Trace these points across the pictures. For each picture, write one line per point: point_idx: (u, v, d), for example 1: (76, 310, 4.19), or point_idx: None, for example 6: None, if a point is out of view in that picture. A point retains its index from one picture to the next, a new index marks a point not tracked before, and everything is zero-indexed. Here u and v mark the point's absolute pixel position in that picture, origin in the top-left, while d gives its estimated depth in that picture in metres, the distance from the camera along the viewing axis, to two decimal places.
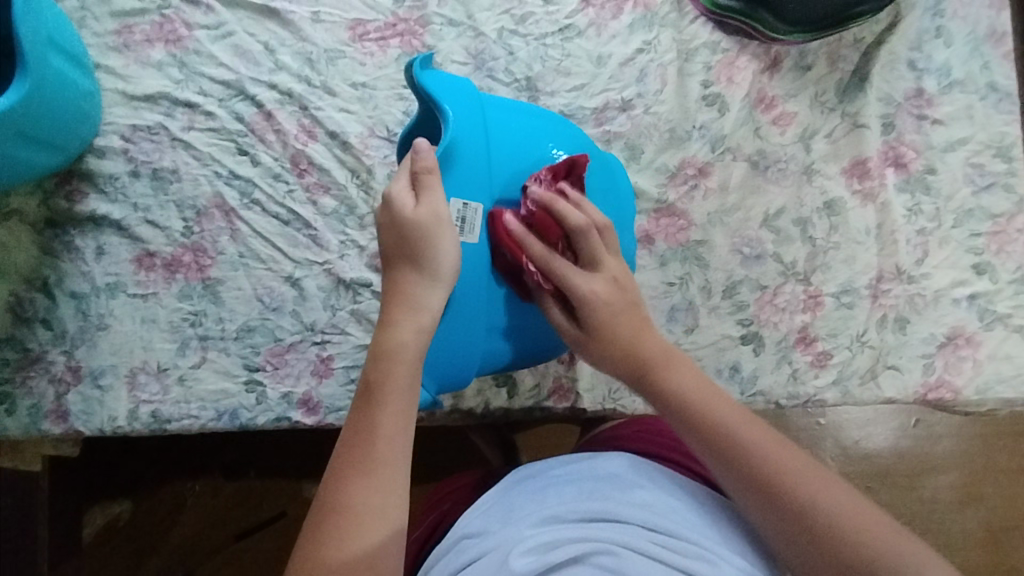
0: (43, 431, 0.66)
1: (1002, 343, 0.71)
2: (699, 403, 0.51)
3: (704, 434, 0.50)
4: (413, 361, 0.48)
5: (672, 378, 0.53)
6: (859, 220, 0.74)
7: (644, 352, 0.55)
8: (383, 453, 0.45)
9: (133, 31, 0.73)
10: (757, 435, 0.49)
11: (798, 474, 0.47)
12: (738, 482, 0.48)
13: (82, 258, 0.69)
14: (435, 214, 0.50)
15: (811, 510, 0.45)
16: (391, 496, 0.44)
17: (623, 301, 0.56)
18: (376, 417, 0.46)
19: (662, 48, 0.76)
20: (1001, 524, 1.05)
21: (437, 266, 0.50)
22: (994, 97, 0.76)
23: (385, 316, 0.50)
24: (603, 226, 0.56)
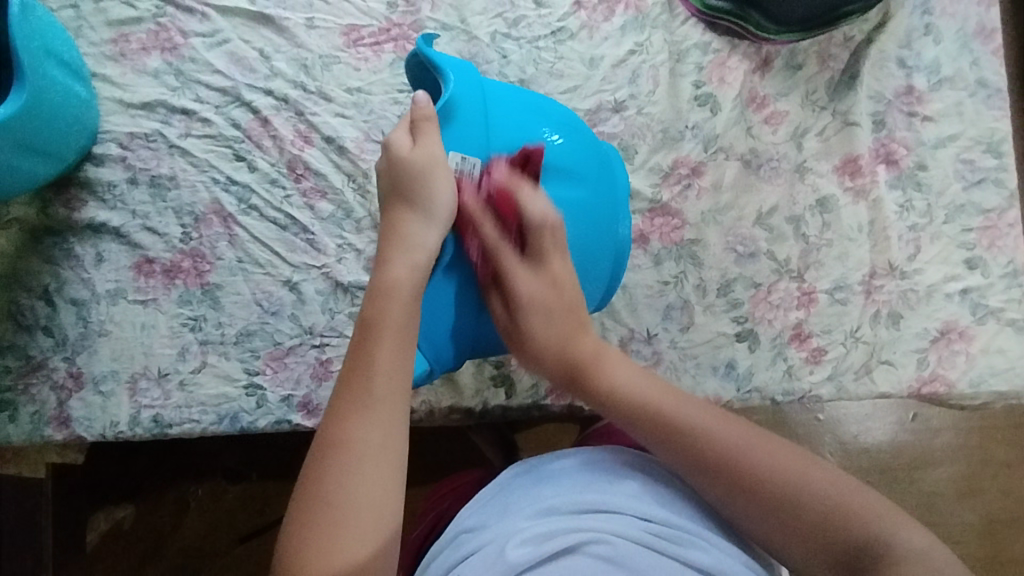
0: (46, 438, 0.67)
1: (994, 336, 0.72)
2: (680, 416, 0.51)
3: (686, 445, 0.50)
4: (408, 298, 0.48)
5: (605, 373, 0.55)
6: (852, 217, 0.74)
7: (576, 346, 0.55)
8: (381, 390, 0.45)
9: (129, 40, 0.73)
10: (691, 412, 0.52)
11: (735, 442, 0.50)
12: (682, 463, 0.51)
13: (81, 266, 0.70)
14: (430, 152, 0.50)
15: (751, 475, 0.48)
16: (389, 432, 0.45)
17: (561, 298, 0.55)
18: (372, 352, 0.46)
19: (654, 49, 0.76)
20: (1000, 516, 1.06)
21: (432, 202, 0.50)
22: (983, 93, 0.77)
23: (383, 255, 0.50)
24: (539, 227, 0.53)
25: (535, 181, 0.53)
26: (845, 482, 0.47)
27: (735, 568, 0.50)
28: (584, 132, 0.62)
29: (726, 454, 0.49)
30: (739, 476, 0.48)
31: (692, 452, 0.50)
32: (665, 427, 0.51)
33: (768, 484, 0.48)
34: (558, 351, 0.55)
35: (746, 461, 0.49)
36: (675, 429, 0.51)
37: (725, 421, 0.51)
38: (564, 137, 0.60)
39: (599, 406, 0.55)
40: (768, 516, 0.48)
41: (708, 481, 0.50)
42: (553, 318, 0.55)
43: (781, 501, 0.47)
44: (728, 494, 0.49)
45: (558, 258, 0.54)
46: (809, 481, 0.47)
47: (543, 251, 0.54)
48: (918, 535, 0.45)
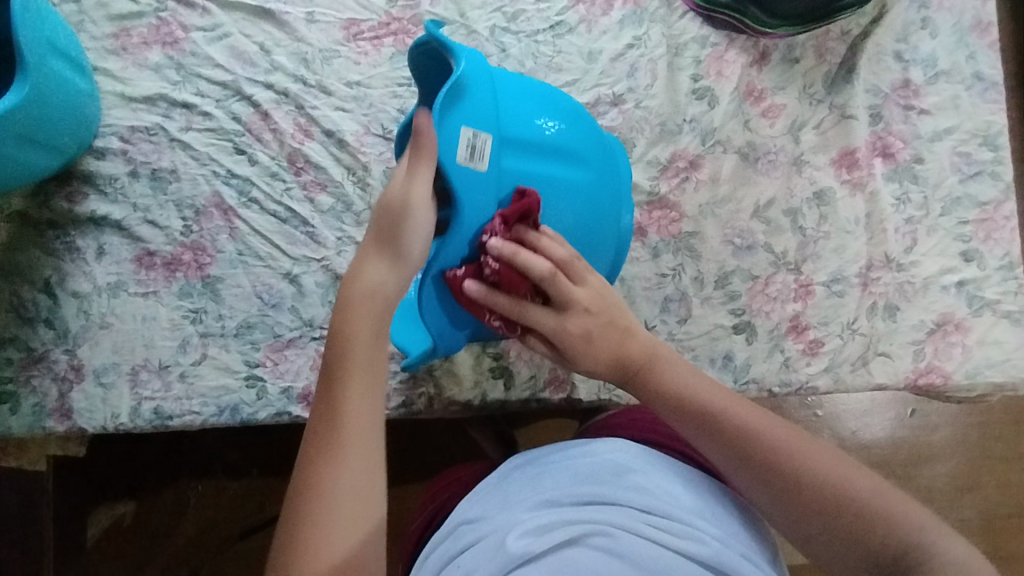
0: (47, 429, 0.67)
1: (990, 328, 0.72)
2: (730, 414, 0.53)
3: (732, 440, 0.52)
4: (372, 336, 0.49)
5: (659, 372, 0.56)
6: (849, 209, 0.75)
7: (628, 349, 0.57)
8: (349, 434, 0.46)
9: (130, 34, 0.74)
10: (744, 411, 0.53)
11: (788, 442, 0.51)
12: (731, 457, 0.52)
13: (83, 258, 0.70)
14: (407, 196, 0.47)
15: (800, 472, 0.50)
16: (362, 471, 0.46)
17: (600, 322, 0.56)
18: (339, 398, 0.47)
19: (652, 43, 0.77)
20: (998, 510, 1.06)
21: (404, 250, 0.49)
22: (979, 86, 0.77)
23: (342, 299, 0.50)
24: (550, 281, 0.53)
25: (535, 227, 0.54)
26: (887, 490, 0.48)
27: (735, 559, 0.50)
28: (587, 117, 0.63)
29: (770, 452, 0.51)
30: (786, 473, 0.50)
31: (738, 447, 0.52)
32: (714, 421, 0.53)
33: (817, 483, 0.49)
34: (608, 354, 0.57)
35: (798, 461, 0.50)
36: (725, 425, 0.53)
37: (780, 424, 0.53)
38: (567, 123, 0.60)
39: (648, 403, 0.57)
40: (804, 515, 0.49)
41: (754, 476, 0.51)
42: (598, 332, 0.56)
43: (819, 501, 0.49)
44: (767, 489, 0.50)
45: (579, 290, 0.55)
46: (855, 485, 0.49)
47: (568, 294, 0.54)
48: (959, 546, 0.45)
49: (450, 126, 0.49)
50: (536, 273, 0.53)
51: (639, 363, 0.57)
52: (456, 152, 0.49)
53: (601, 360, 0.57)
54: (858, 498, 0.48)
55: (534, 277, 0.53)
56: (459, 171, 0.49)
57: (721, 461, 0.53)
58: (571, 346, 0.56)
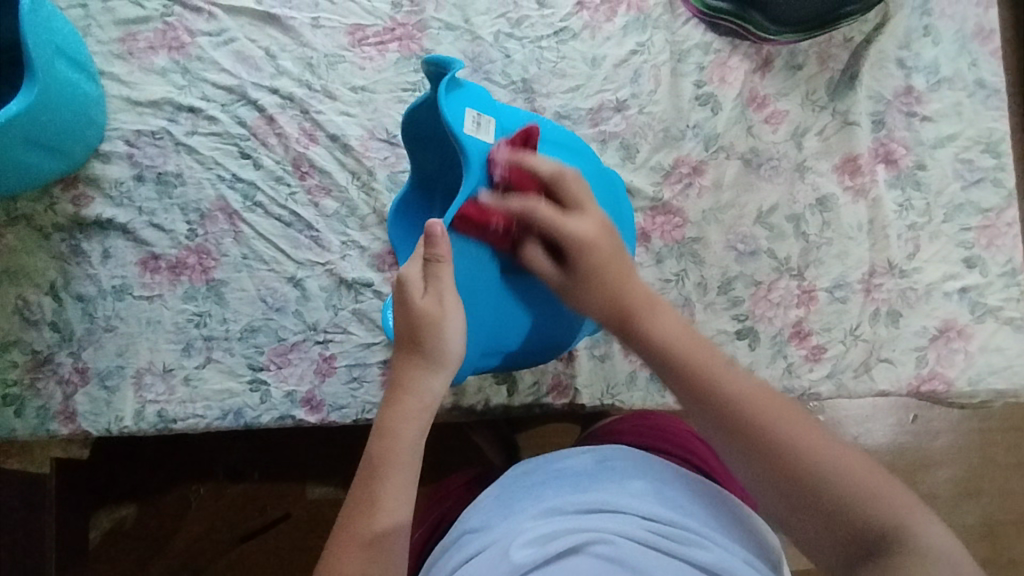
0: (51, 432, 0.67)
1: (993, 335, 0.72)
2: (724, 380, 0.50)
3: (720, 407, 0.50)
4: (413, 437, 0.52)
5: (654, 323, 0.54)
6: (852, 216, 0.75)
7: (625, 293, 0.55)
8: (384, 524, 0.49)
9: (136, 39, 0.74)
10: (735, 379, 0.50)
11: (776, 416, 0.48)
12: (715, 423, 0.50)
13: (88, 262, 0.70)
14: (440, 302, 0.53)
15: (784, 450, 0.47)
16: (391, 562, 0.49)
17: (610, 240, 0.55)
18: (378, 489, 0.50)
19: (656, 49, 0.77)
20: (998, 517, 1.06)
21: (442, 354, 0.53)
22: (982, 93, 0.78)
23: (390, 398, 0.54)
24: (558, 173, 0.56)
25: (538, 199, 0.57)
26: (877, 476, 0.47)
27: (738, 566, 0.50)
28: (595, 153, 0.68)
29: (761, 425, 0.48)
30: (771, 450, 0.48)
31: (727, 417, 0.49)
32: (705, 386, 0.51)
33: (798, 465, 0.47)
34: (604, 294, 0.55)
35: (784, 438, 0.48)
36: (714, 391, 0.50)
37: (771, 394, 0.50)
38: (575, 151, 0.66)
39: (641, 356, 0.55)
40: (785, 493, 0.48)
41: (740, 449, 0.49)
42: (602, 261, 0.55)
43: (804, 480, 0.47)
44: (752, 464, 0.49)
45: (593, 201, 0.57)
46: (841, 469, 0.46)
47: (583, 200, 0.56)
48: (939, 535, 0.44)
49: (455, 110, 0.56)
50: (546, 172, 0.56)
51: (632, 314, 0.55)
52: (461, 124, 0.55)
53: (596, 298, 0.55)
54: (842, 484, 0.46)
55: (546, 175, 0.56)
56: (465, 142, 0.55)
57: (708, 427, 0.51)
58: (580, 262, 0.55)
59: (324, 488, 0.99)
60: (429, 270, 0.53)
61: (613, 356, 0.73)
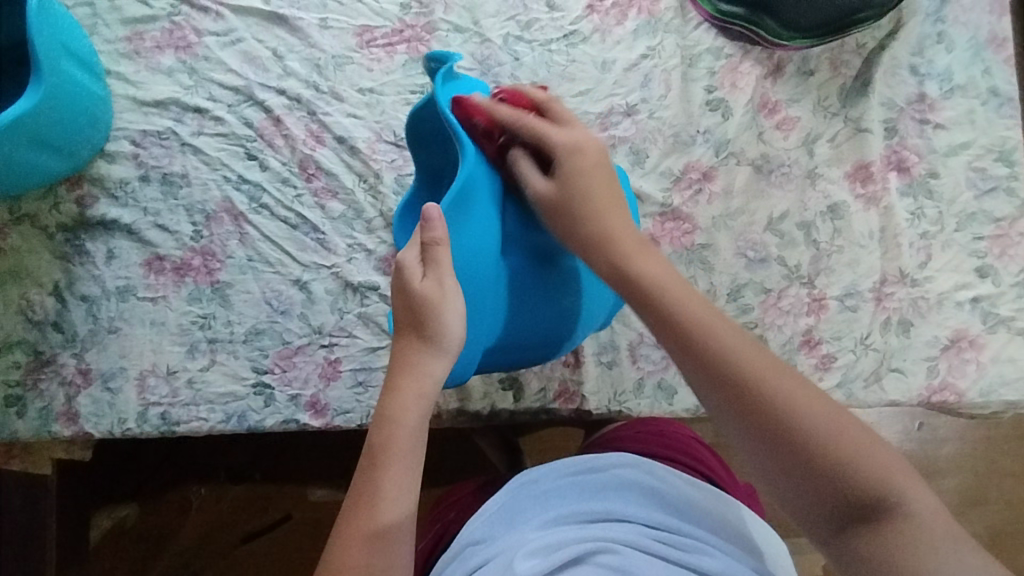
0: (54, 433, 0.67)
1: (1005, 345, 0.71)
2: (709, 327, 0.48)
3: (706, 357, 0.47)
4: (414, 425, 0.50)
5: (642, 263, 0.52)
6: (863, 223, 0.74)
7: (611, 230, 0.53)
8: (385, 516, 0.48)
9: (143, 38, 0.74)
10: (724, 329, 0.48)
11: (766, 375, 0.46)
12: (703, 380, 0.47)
13: (92, 262, 0.70)
14: (441, 287, 0.51)
15: (775, 412, 0.45)
16: (394, 554, 0.48)
17: (596, 157, 0.55)
18: (379, 480, 0.49)
19: (667, 54, 0.76)
20: (1004, 526, 1.05)
21: (443, 337, 0.51)
22: (995, 101, 0.77)
23: (391, 383, 0.52)
24: (550, 100, 0.58)
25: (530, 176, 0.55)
26: (864, 437, 0.44)
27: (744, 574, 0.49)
28: None
29: (749, 379, 0.46)
30: (762, 411, 0.45)
31: (713, 365, 0.47)
32: (691, 334, 0.48)
33: (788, 426, 0.44)
34: (587, 234, 0.53)
35: (777, 400, 0.45)
36: (703, 345, 0.47)
37: (758, 348, 0.47)
38: None
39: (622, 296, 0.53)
40: (766, 453, 0.45)
41: (730, 409, 0.46)
42: (587, 180, 0.54)
43: (789, 440, 0.44)
44: (735, 419, 0.46)
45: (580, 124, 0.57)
46: (832, 430, 0.44)
47: (569, 118, 0.57)
48: (928, 503, 0.43)
49: (452, 103, 0.55)
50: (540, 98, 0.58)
51: (615, 258, 0.53)
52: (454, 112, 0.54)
53: (579, 238, 0.54)
54: (835, 447, 0.44)
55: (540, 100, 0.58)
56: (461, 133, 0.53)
57: (695, 383, 0.48)
58: (564, 182, 0.54)
59: (325, 490, 0.99)
60: (426, 254, 0.51)
61: (621, 363, 0.72)
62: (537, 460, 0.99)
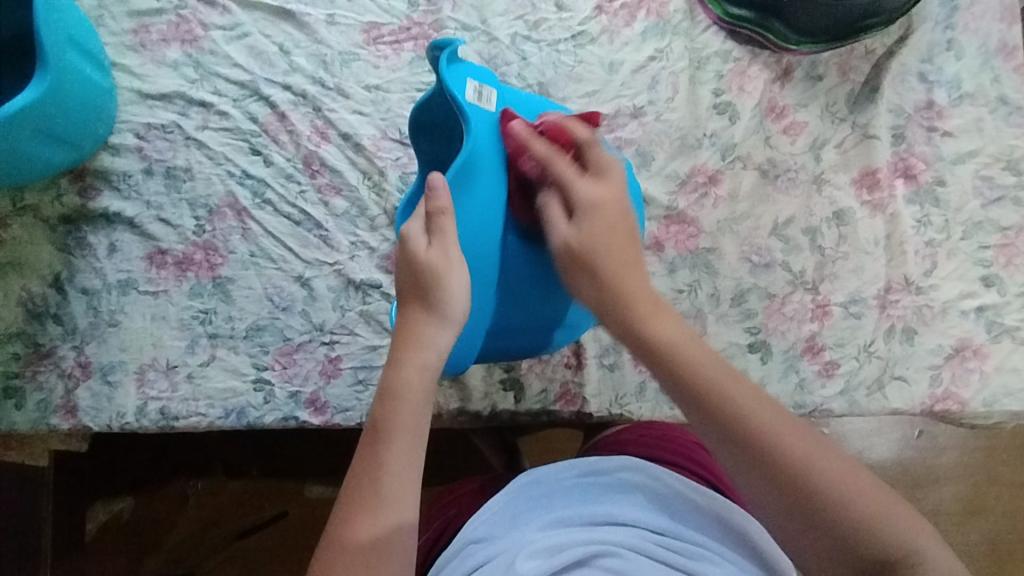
0: (52, 426, 0.66)
1: (1009, 356, 0.71)
2: (732, 401, 0.47)
3: (722, 428, 0.47)
4: (417, 397, 0.49)
5: (656, 319, 0.51)
6: (869, 230, 0.74)
7: (627, 281, 0.52)
8: (388, 489, 0.47)
9: (149, 30, 0.73)
10: (736, 389, 0.48)
11: (778, 432, 0.46)
12: (716, 439, 0.47)
13: (94, 255, 0.70)
14: (446, 254, 0.51)
15: (788, 469, 0.45)
16: (398, 529, 0.46)
17: (618, 211, 0.54)
18: (382, 453, 0.48)
19: (675, 56, 0.76)
20: (1002, 537, 1.05)
21: (448, 307, 0.51)
22: (1004, 110, 0.77)
23: (395, 357, 0.51)
24: (593, 140, 0.55)
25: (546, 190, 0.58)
26: (880, 490, 0.45)
27: None
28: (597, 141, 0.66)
29: (769, 454, 0.45)
30: (775, 469, 0.45)
31: (731, 437, 0.46)
32: (712, 409, 0.47)
33: (802, 486, 0.45)
34: (603, 291, 0.52)
35: (792, 457, 0.45)
36: (717, 405, 0.47)
37: (768, 406, 0.47)
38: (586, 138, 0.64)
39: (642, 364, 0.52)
40: (785, 514, 0.45)
41: (744, 467, 0.46)
42: (609, 232, 0.53)
43: (808, 507, 0.44)
44: (754, 483, 0.46)
45: (615, 173, 0.55)
46: (847, 488, 0.44)
47: (602, 165, 0.55)
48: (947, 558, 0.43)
49: (460, 83, 0.55)
50: (583, 136, 0.55)
51: (637, 319, 0.52)
52: (463, 91, 0.55)
53: (601, 293, 0.53)
54: (851, 507, 0.44)
55: (580, 139, 0.55)
56: (468, 110, 0.54)
57: (708, 441, 0.48)
58: (584, 236, 0.53)
59: (322, 487, 0.98)
60: (430, 224, 0.52)
61: (622, 366, 0.72)
62: (535, 461, 0.99)
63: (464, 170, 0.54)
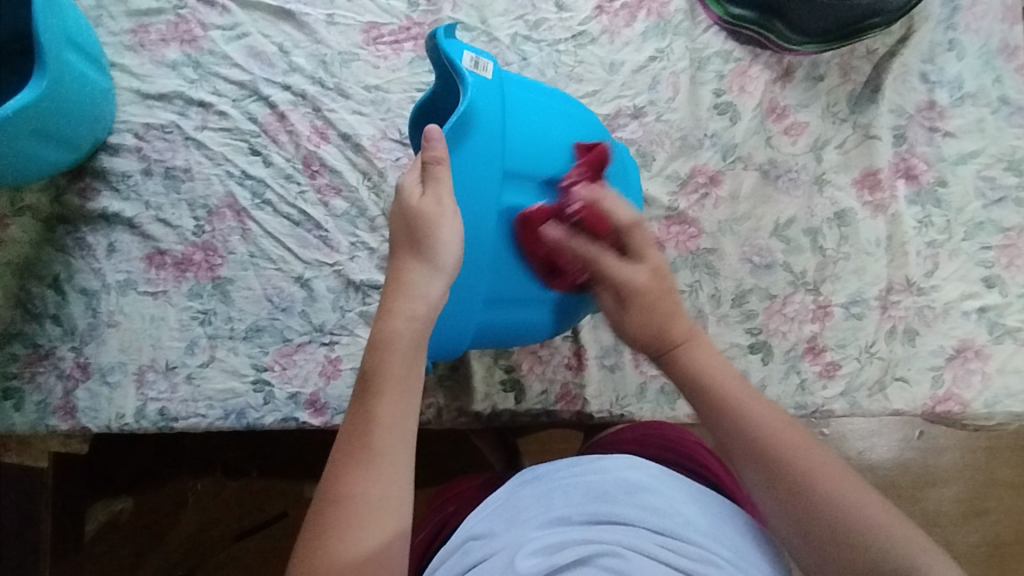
0: (50, 427, 0.66)
1: (1011, 356, 0.71)
2: (853, 520, 0.44)
3: (755, 458, 0.48)
4: (407, 349, 0.48)
5: (693, 359, 0.52)
6: (870, 231, 0.74)
7: (665, 329, 0.52)
8: (381, 443, 0.45)
9: (148, 31, 0.73)
10: (772, 418, 0.48)
11: (810, 463, 0.47)
12: (750, 468, 0.48)
13: (93, 255, 0.69)
14: (439, 203, 0.49)
15: (814, 500, 0.46)
16: (391, 484, 0.45)
17: (663, 288, 0.53)
18: (373, 406, 0.46)
19: (675, 56, 0.76)
20: (1005, 538, 1.04)
21: (439, 256, 0.49)
22: (1005, 110, 0.76)
23: (383, 305, 0.49)
24: (630, 226, 0.53)
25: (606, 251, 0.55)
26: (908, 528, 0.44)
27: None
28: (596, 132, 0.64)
29: (798, 483, 0.46)
30: (802, 498, 0.46)
31: (814, 528, 0.45)
32: (742, 432, 0.48)
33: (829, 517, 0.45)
34: (649, 344, 0.53)
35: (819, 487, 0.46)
36: (753, 435, 0.48)
37: (805, 439, 0.48)
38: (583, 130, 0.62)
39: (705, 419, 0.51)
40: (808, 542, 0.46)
41: (772, 493, 0.47)
42: (653, 305, 0.52)
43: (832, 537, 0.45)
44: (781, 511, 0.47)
45: (652, 250, 0.54)
46: (874, 525, 0.44)
47: (642, 249, 0.53)
48: None
49: (458, 51, 0.53)
50: (621, 223, 0.54)
51: (672, 361, 0.52)
52: (462, 58, 0.52)
53: (643, 339, 0.53)
54: (874, 541, 0.44)
55: (619, 226, 0.54)
56: (466, 72, 0.52)
57: (743, 468, 0.49)
58: (632, 318, 0.53)
59: None
60: (425, 173, 0.49)
61: (623, 367, 0.72)
62: (535, 461, 0.99)
63: (461, 123, 0.50)
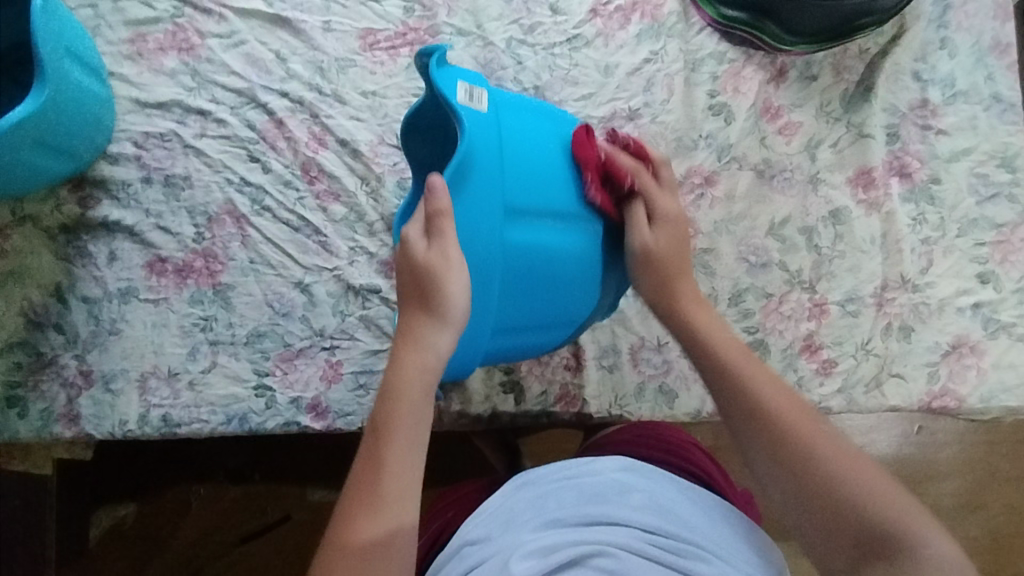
0: (55, 434, 0.67)
1: (1005, 351, 0.71)
2: (842, 485, 0.45)
3: (729, 396, 0.52)
4: (417, 399, 0.49)
5: (693, 314, 0.58)
6: (865, 228, 0.74)
7: (673, 288, 0.59)
8: (389, 491, 0.46)
9: (146, 40, 0.74)
10: (751, 364, 0.53)
11: (782, 401, 0.50)
12: (732, 402, 0.52)
13: (94, 263, 0.70)
14: (444, 254, 0.49)
15: (781, 428, 0.49)
16: (396, 533, 0.45)
17: (681, 230, 0.59)
18: (382, 453, 0.47)
19: (669, 58, 0.76)
20: (1004, 530, 1.05)
21: (447, 308, 0.50)
22: (997, 107, 0.77)
23: (395, 356, 0.51)
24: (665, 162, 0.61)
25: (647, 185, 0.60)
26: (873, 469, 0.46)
27: None
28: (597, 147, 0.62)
29: (766, 416, 0.50)
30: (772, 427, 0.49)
31: (778, 457, 0.48)
32: (720, 375, 0.53)
33: (794, 440, 0.48)
34: (655, 286, 0.59)
35: (786, 421, 0.49)
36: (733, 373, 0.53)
37: (783, 388, 0.52)
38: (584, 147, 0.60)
39: (700, 367, 0.55)
40: (781, 471, 0.47)
41: (749, 426, 0.50)
42: (673, 240, 0.59)
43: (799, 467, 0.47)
44: (758, 448, 0.49)
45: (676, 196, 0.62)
46: (833, 451, 0.47)
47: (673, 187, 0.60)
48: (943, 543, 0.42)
49: (449, 86, 0.51)
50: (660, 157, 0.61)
51: (676, 311, 0.58)
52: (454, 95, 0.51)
53: (652, 289, 0.59)
54: (830, 468, 0.46)
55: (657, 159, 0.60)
56: (460, 109, 0.50)
57: (725, 412, 0.52)
58: (665, 244, 0.58)
59: (325, 491, 0.99)
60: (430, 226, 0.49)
61: (621, 367, 0.72)
62: (536, 461, 0.99)
63: (460, 170, 0.49)
